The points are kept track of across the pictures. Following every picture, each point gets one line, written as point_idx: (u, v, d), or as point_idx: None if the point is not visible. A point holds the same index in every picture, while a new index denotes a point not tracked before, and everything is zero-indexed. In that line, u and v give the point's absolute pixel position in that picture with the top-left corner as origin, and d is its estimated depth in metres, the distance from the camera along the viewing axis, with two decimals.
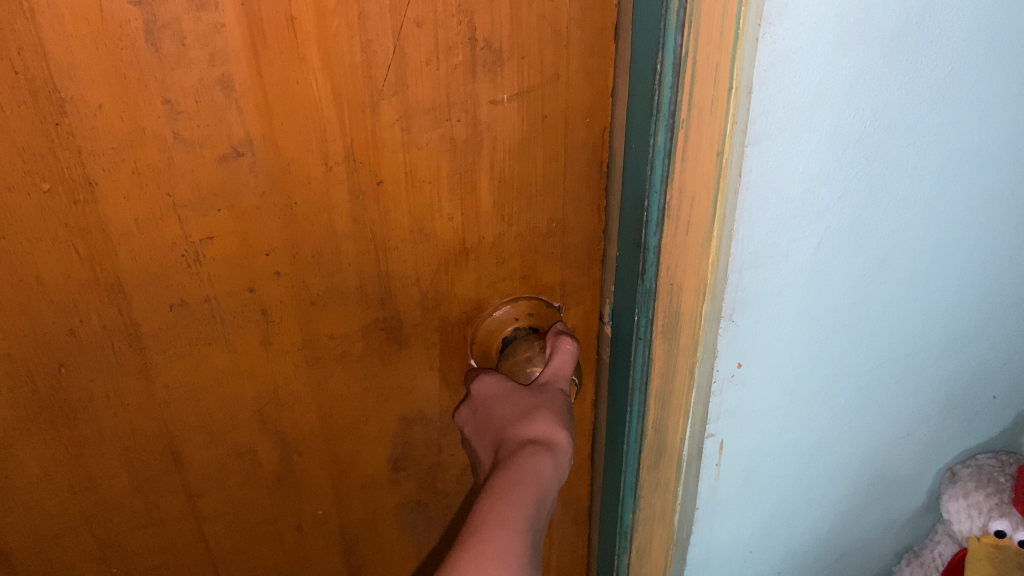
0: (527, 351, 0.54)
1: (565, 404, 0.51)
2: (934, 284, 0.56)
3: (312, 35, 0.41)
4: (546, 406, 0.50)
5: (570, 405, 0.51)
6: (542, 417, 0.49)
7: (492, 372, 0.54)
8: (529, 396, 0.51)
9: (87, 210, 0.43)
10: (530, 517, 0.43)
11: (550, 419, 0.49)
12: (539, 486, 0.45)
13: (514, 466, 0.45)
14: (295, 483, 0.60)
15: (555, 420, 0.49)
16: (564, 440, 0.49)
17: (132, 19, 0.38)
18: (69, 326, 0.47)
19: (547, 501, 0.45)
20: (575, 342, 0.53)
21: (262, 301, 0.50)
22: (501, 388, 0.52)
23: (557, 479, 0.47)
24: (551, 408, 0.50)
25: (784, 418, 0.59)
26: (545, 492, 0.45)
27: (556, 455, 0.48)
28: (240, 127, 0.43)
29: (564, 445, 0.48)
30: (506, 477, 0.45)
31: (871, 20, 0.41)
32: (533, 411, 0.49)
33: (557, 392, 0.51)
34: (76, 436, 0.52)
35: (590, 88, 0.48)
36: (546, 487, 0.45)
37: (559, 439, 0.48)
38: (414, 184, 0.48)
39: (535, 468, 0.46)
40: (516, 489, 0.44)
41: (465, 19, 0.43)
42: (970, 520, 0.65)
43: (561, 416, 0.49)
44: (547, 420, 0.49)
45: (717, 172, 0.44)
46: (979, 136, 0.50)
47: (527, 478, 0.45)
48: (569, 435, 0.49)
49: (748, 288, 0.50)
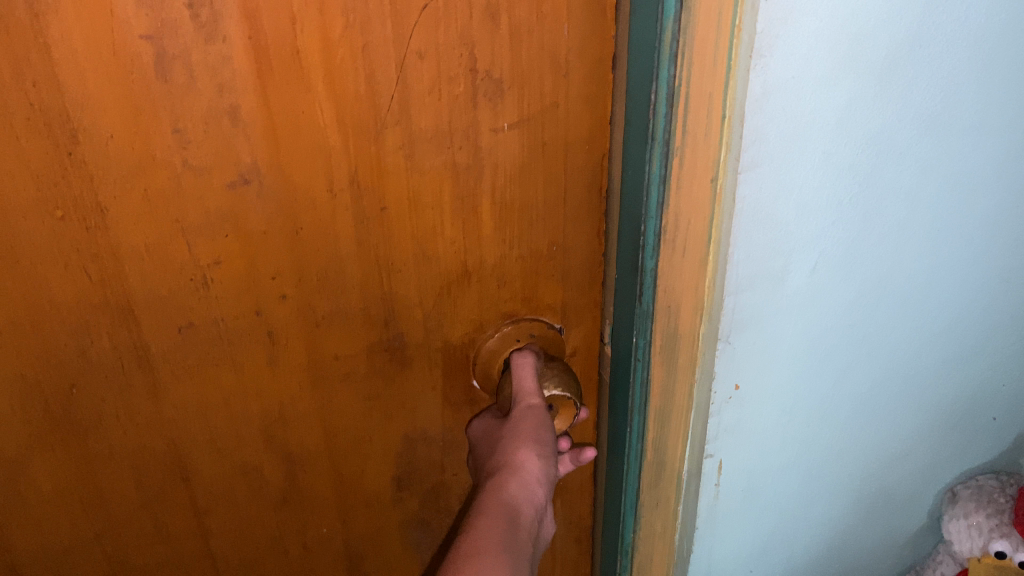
0: (507, 376, 0.55)
1: (534, 417, 0.51)
2: (931, 305, 0.57)
3: (318, 67, 0.42)
4: (512, 430, 0.51)
5: (543, 416, 0.51)
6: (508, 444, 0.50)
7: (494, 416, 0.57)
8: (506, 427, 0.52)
9: (99, 235, 0.45)
10: (500, 542, 0.44)
11: (514, 439, 0.50)
12: (504, 514, 0.46)
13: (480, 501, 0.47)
14: (300, 500, 0.61)
15: (519, 437, 0.50)
16: (532, 456, 0.49)
17: (144, 52, 0.40)
18: (81, 346, 0.48)
19: (520, 523, 0.46)
20: (529, 355, 0.56)
21: (268, 322, 0.51)
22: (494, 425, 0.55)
23: (530, 502, 0.48)
24: (518, 430, 0.50)
25: (782, 437, 0.59)
26: (515, 516, 0.46)
27: (523, 476, 0.48)
28: (248, 154, 0.44)
29: (533, 461, 0.49)
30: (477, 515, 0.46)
31: (861, 50, 0.42)
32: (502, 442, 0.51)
33: (526, 409, 0.52)
34: (87, 453, 0.53)
35: (589, 115, 0.49)
36: (515, 511, 0.47)
37: (525, 458, 0.49)
38: (417, 208, 0.49)
39: (499, 501, 0.47)
40: (481, 521, 0.45)
41: (466, 51, 0.44)
42: (970, 541, 0.65)
43: (524, 432, 0.50)
44: (511, 444, 0.50)
45: (712, 198, 0.45)
46: (972, 162, 0.50)
47: (491, 508, 0.46)
48: (537, 447, 0.49)
49: (745, 311, 0.51)
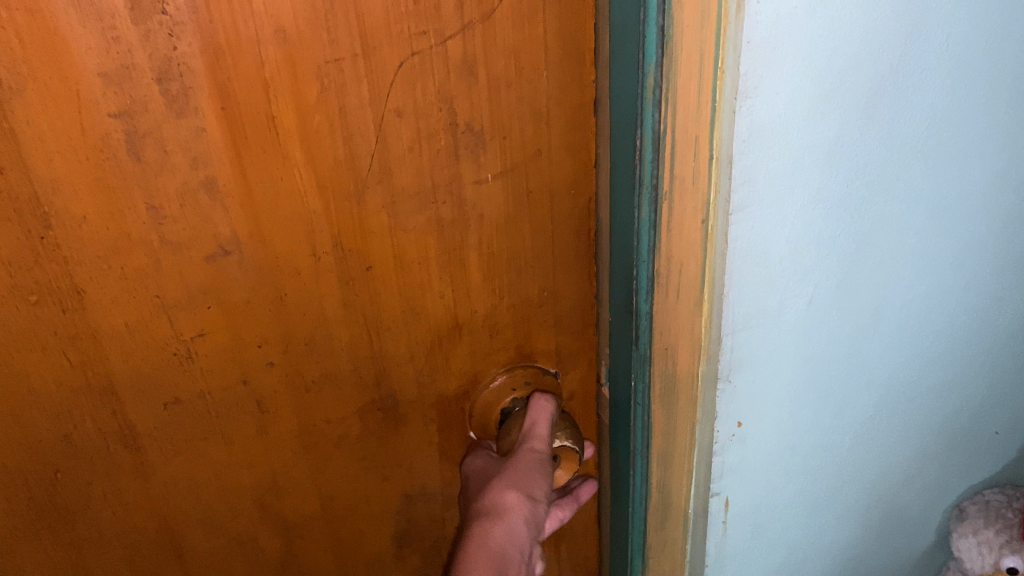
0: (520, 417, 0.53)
1: (534, 461, 0.50)
2: (929, 329, 0.56)
3: (294, 133, 0.41)
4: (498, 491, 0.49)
5: (542, 462, 0.51)
6: (491, 507, 0.48)
7: (487, 451, 0.56)
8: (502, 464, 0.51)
9: (76, 317, 0.43)
10: None
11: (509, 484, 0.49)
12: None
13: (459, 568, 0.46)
14: (299, 566, 0.60)
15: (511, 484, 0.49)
16: (506, 528, 0.47)
17: (113, 131, 0.38)
18: (63, 431, 0.46)
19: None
20: (549, 400, 0.54)
21: (256, 392, 0.49)
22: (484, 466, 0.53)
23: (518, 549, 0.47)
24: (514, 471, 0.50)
25: (787, 469, 0.58)
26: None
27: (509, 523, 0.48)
28: (227, 226, 0.43)
29: (512, 531, 0.48)
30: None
31: (844, 85, 0.42)
32: (489, 501, 0.49)
33: (530, 451, 0.51)
34: (75, 538, 0.51)
35: (573, 160, 0.48)
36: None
37: (498, 532, 0.47)
38: (404, 265, 0.48)
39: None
40: None
41: (445, 106, 0.43)
42: (981, 559, 0.64)
43: (512, 488, 0.49)
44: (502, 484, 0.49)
45: (703, 239, 0.44)
46: (961, 186, 0.50)
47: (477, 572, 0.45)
48: (521, 507, 0.48)
49: (742, 350, 0.50)
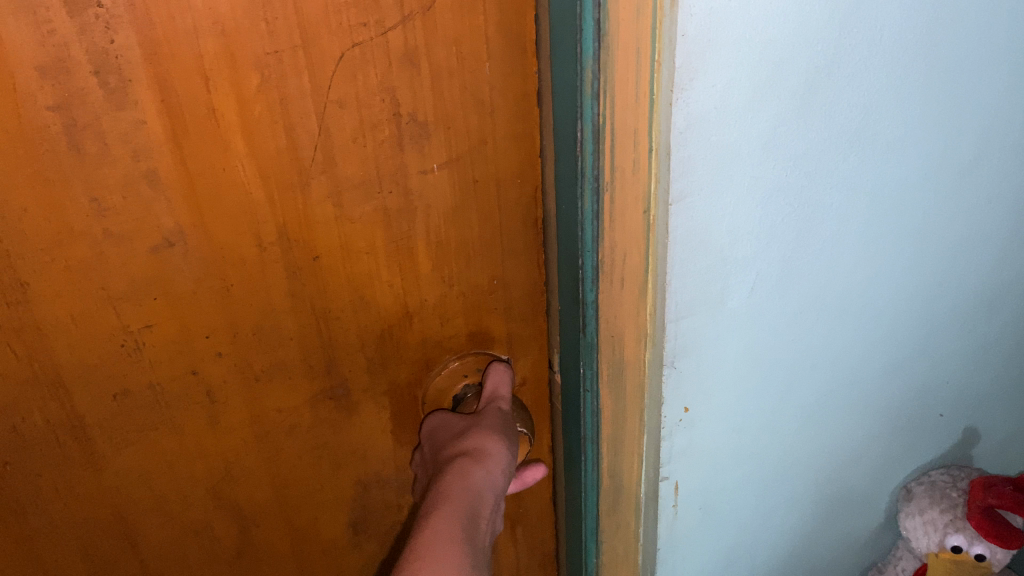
0: (491, 380, 0.56)
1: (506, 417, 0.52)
2: (871, 313, 0.57)
3: (235, 125, 0.41)
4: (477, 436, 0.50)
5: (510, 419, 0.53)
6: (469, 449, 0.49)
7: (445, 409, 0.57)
8: (473, 418, 0.53)
9: (20, 311, 0.43)
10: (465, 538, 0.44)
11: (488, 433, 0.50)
12: (459, 528, 0.44)
13: (434, 501, 0.46)
14: (255, 554, 0.60)
15: (489, 433, 0.50)
16: (484, 469, 0.48)
17: (51, 124, 0.38)
18: (11, 424, 0.46)
19: (476, 523, 0.45)
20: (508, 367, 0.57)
21: (206, 381, 0.50)
22: (443, 424, 0.54)
23: (492, 491, 0.48)
24: (489, 423, 0.51)
25: (735, 453, 0.60)
26: (473, 515, 0.45)
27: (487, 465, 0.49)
28: (170, 218, 0.43)
29: (488, 474, 0.48)
30: (430, 521, 0.44)
31: (780, 75, 0.43)
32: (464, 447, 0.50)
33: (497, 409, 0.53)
34: (26, 530, 0.51)
35: (517, 149, 0.49)
36: (475, 510, 0.46)
37: (477, 472, 0.48)
38: (351, 255, 0.48)
39: (457, 510, 0.45)
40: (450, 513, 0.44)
41: (388, 96, 0.43)
42: (926, 537, 0.66)
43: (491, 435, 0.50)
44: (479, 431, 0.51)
45: (645, 229, 0.45)
46: (898, 173, 0.51)
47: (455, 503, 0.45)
48: (497, 455, 0.49)
49: (687, 336, 0.51)
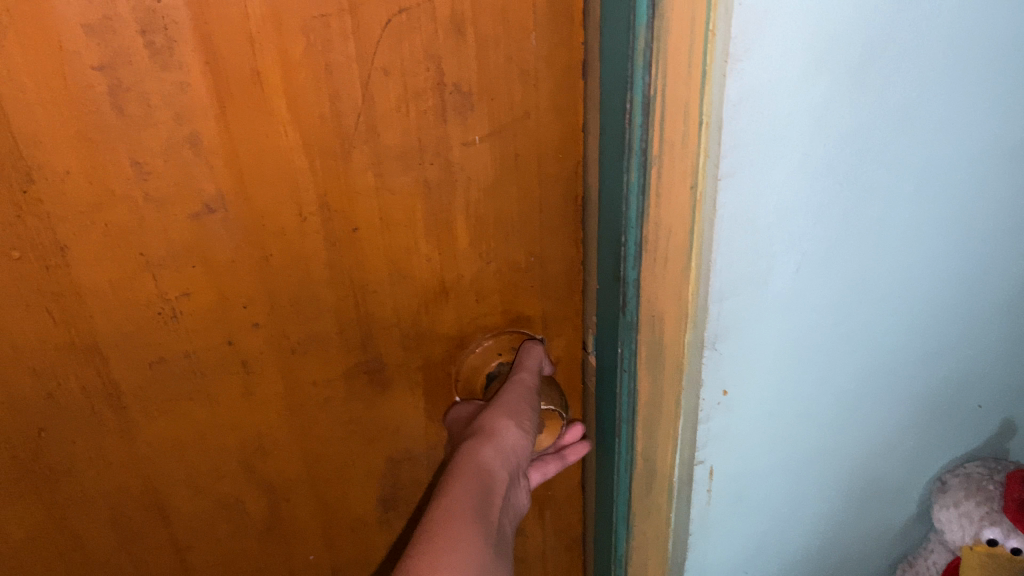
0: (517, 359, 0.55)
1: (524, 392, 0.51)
2: (914, 298, 0.56)
3: (279, 90, 0.41)
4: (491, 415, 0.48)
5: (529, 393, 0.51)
6: (483, 428, 0.48)
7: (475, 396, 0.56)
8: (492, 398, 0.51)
9: (60, 274, 0.43)
10: (475, 515, 0.42)
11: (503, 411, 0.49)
12: (469, 505, 0.42)
13: (445, 482, 0.45)
14: (284, 529, 0.60)
15: (504, 411, 0.49)
16: (498, 447, 0.47)
17: (96, 83, 0.38)
18: (47, 389, 0.46)
19: (488, 502, 0.44)
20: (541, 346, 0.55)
21: (241, 352, 0.49)
22: None
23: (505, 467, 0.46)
24: (505, 401, 0.50)
25: (770, 439, 0.59)
26: (487, 492, 0.44)
27: (500, 442, 0.47)
28: (211, 183, 0.42)
29: (500, 451, 0.47)
30: (443, 497, 0.43)
31: (836, 48, 0.41)
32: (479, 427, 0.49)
33: (517, 384, 0.52)
34: (60, 497, 0.51)
35: (561, 124, 0.48)
36: (486, 488, 0.44)
37: (491, 449, 0.46)
38: (389, 227, 0.48)
39: (469, 486, 0.44)
40: (459, 492, 0.43)
41: (433, 64, 0.43)
42: (962, 530, 0.65)
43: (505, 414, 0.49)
44: (494, 410, 0.49)
45: (692, 206, 0.44)
46: (949, 153, 0.50)
47: (464, 482, 0.44)
48: (511, 432, 0.48)
49: (728, 317, 0.50)
